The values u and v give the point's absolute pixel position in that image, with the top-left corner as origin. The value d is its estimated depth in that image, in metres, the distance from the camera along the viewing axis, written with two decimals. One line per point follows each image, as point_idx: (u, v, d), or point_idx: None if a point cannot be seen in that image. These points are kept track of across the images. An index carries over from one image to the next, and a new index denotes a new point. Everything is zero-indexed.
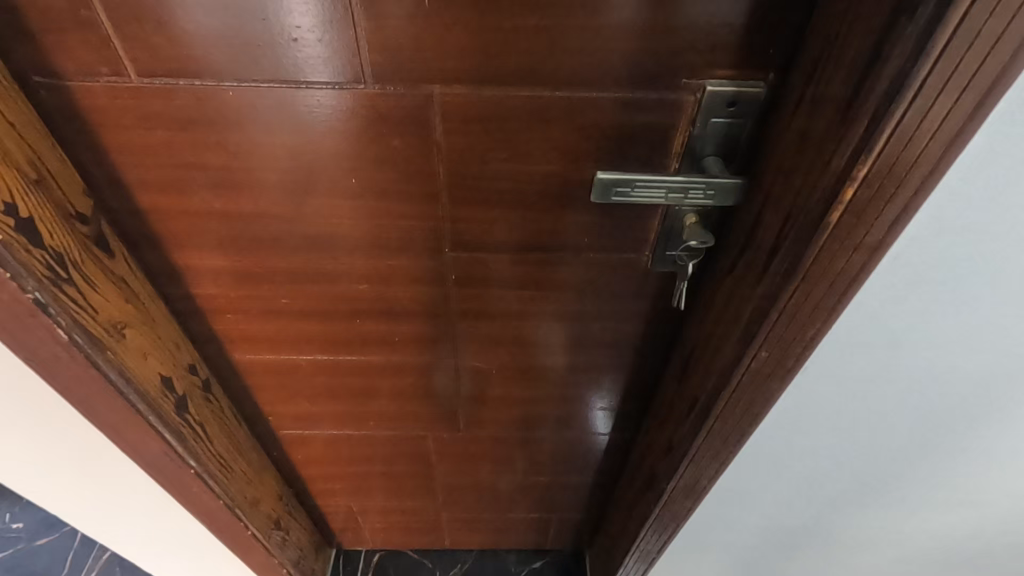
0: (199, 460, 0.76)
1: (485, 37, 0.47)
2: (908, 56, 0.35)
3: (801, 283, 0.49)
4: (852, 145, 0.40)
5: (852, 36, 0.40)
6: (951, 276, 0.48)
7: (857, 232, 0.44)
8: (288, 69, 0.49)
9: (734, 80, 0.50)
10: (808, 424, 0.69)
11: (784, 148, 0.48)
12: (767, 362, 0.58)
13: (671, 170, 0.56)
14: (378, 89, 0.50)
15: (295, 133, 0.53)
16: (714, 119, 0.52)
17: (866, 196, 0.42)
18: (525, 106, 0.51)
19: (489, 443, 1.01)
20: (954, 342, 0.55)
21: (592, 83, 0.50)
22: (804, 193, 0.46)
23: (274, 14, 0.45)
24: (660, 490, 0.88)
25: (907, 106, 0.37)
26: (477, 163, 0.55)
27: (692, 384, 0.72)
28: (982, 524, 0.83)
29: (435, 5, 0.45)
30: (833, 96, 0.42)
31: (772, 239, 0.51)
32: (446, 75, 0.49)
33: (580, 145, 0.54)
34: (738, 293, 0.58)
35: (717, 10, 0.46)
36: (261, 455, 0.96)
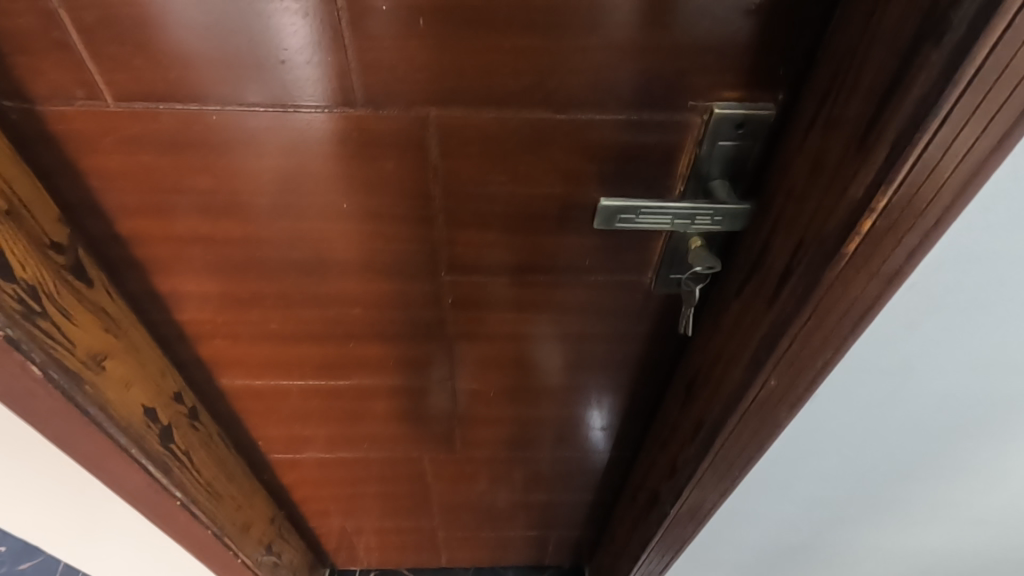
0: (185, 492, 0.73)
1: (485, 58, 0.44)
2: (934, 84, 0.34)
3: (813, 312, 0.47)
4: (872, 173, 0.39)
5: (871, 60, 0.38)
6: (967, 300, 0.46)
7: (873, 263, 0.42)
8: (276, 92, 0.46)
9: (742, 102, 0.48)
10: (815, 446, 0.68)
11: (795, 173, 0.46)
12: (776, 391, 0.56)
13: (676, 193, 0.54)
14: (370, 111, 0.48)
15: (284, 156, 0.50)
16: (721, 141, 0.50)
17: (884, 226, 0.40)
18: (525, 129, 0.49)
19: (487, 462, 0.98)
20: (967, 365, 0.53)
21: (594, 105, 0.48)
22: (817, 220, 0.44)
23: (261, 35, 0.43)
24: (663, 512, 0.86)
25: (930, 136, 0.35)
26: (474, 187, 0.53)
27: (696, 408, 0.70)
28: (989, 544, 0.82)
29: (430, 26, 0.43)
30: (849, 123, 0.40)
31: (781, 267, 0.49)
32: (442, 97, 0.47)
33: (581, 168, 0.52)
34: (745, 319, 0.56)
35: (725, 30, 0.44)
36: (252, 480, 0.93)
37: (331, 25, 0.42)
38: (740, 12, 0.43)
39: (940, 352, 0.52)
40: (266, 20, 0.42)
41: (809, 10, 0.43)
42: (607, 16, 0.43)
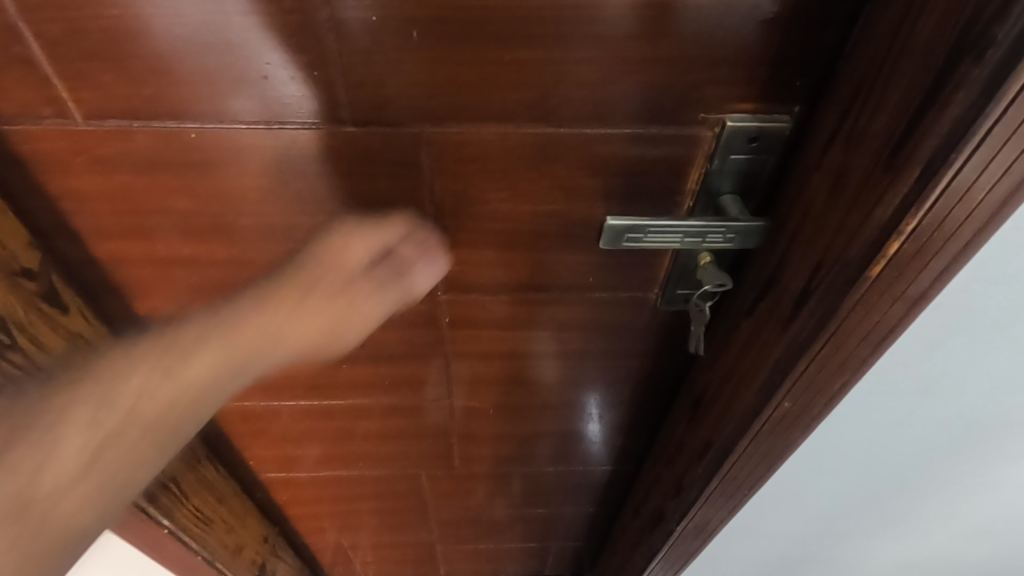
0: (60, 403, 0.48)
1: (482, 70, 0.42)
2: (973, 102, 0.31)
3: (833, 336, 0.45)
4: (900, 195, 0.36)
5: (899, 74, 0.35)
6: (989, 318, 0.44)
7: (897, 285, 0.40)
8: (259, 109, 0.43)
9: (756, 114, 0.45)
10: (826, 464, 0.66)
11: (814, 190, 0.44)
12: (788, 414, 0.54)
13: (684, 209, 0.52)
14: (360, 128, 0.45)
15: (269, 175, 0.47)
16: (733, 155, 0.47)
17: (911, 249, 0.38)
18: (527, 144, 0.46)
19: (486, 477, 0.96)
20: (986, 384, 0.51)
21: (600, 119, 0.45)
22: (838, 242, 0.42)
23: (241, 48, 0.40)
24: (668, 529, 0.83)
25: (966, 158, 0.33)
26: (472, 204, 0.50)
27: (703, 428, 0.67)
28: (998, 555, 0.80)
29: (425, 37, 0.40)
30: (874, 141, 0.38)
31: (798, 288, 0.47)
32: (438, 112, 0.44)
33: (585, 183, 0.49)
34: (757, 340, 0.53)
35: (739, 42, 0.41)
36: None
37: (317, 37, 0.39)
38: (753, 23, 0.40)
39: (964, 371, 0.50)
40: (247, 32, 0.39)
41: (829, 19, 0.40)
42: (615, 26, 0.40)
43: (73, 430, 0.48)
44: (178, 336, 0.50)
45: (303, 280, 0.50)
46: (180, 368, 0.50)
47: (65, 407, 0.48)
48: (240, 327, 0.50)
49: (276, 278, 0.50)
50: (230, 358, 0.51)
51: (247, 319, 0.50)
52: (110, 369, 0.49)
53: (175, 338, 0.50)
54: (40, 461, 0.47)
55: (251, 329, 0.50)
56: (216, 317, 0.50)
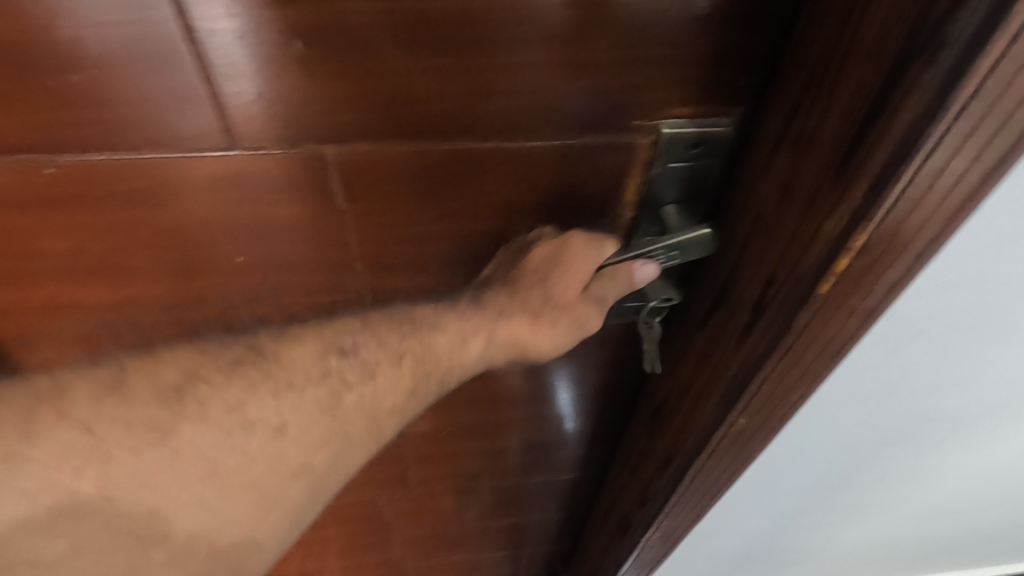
0: (375, 362, 0.44)
1: (386, 81, 0.37)
2: (926, 109, 0.28)
3: (786, 354, 0.42)
4: (850, 209, 0.33)
5: (847, 76, 0.32)
6: (947, 322, 0.42)
7: (851, 299, 0.38)
8: (131, 136, 0.38)
9: (695, 119, 0.42)
10: (790, 468, 0.64)
11: (762, 197, 0.40)
12: (747, 428, 0.52)
13: (625, 221, 0.48)
14: (253, 151, 0.40)
15: (156, 207, 0.42)
16: (672, 163, 0.44)
17: (863, 264, 0.35)
18: (450, 163, 0.42)
19: (450, 494, 0.92)
20: (944, 382, 0.50)
21: (526, 131, 0.41)
22: (788, 258, 0.39)
23: (95, 67, 0.34)
24: (634, 538, 0.81)
25: (917, 167, 0.30)
26: (397, 227, 0.46)
27: (663, 440, 0.64)
28: (953, 521, 0.81)
29: (315, 48, 0.35)
30: (821, 147, 0.34)
31: (750, 303, 0.44)
32: (342, 132, 0.39)
33: (517, 200, 0.45)
34: (711, 355, 0.50)
35: (670, 42, 0.37)
36: (144, 433, 0.36)
37: (183, 49, 0.34)
38: (684, 21, 0.36)
39: (926, 372, 0.48)
40: (100, 46, 0.33)
41: (769, 15, 0.37)
42: (532, 30, 0.35)
43: (325, 401, 0.42)
44: (467, 319, 0.47)
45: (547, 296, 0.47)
46: (460, 349, 0.47)
47: (335, 399, 0.43)
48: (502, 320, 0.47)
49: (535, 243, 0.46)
50: (488, 351, 0.48)
51: (501, 316, 0.47)
52: (416, 336, 0.45)
53: (462, 317, 0.47)
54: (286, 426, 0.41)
55: (507, 332, 0.48)
56: (485, 303, 0.48)
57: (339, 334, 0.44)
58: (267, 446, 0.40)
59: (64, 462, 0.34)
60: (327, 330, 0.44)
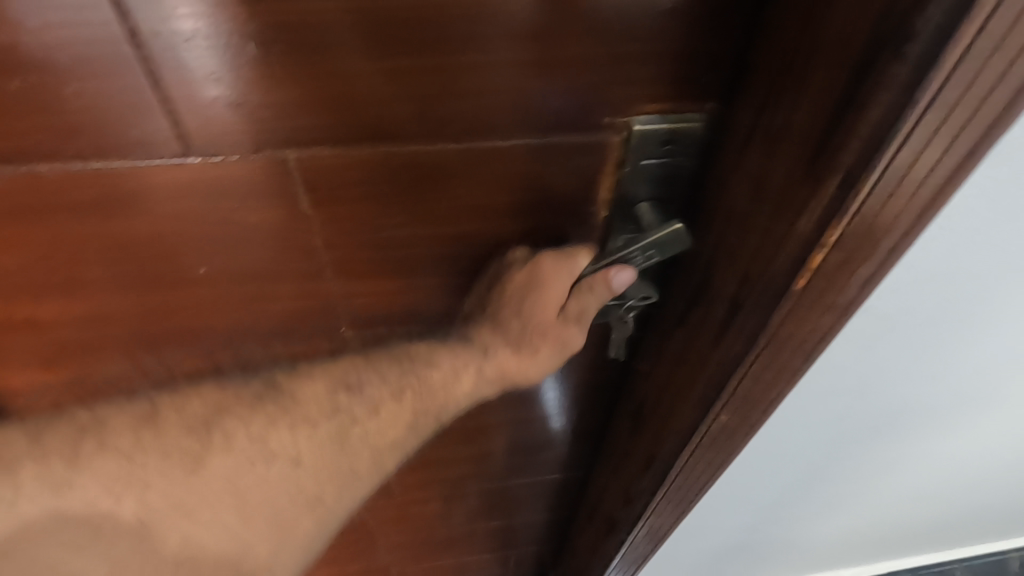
0: (377, 398, 0.47)
1: (346, 82, 0.35)
2: (895, 102, 0.27)
3: (762, 351, 0.42)
4: (822, 205, 0.33)
5: (816, 69, 0.31)
6: (918, 317, 0.43)
7: (826, 295, 0.38)
8: (80, 145, 0.36)
9: (666, 115, 0.41)
10: (770, 466, 0.64)
11: (736, 194, 0.40)
12: (728, 423, 0.51)
13: (599, 219, 0.47)
14: (210, 158, 0.38)
15: (111, 218, 0.40)
16: (644, 159, 0.43)
17: (837, 259, 0.35)
18: (419, 167, 0.41)
19: (435, 499, 0.91)
20: (915, 372, 0.50)
21: (493, 130, 0.40)
22: (760, 254, 0.38)
23: (35, 74, 0.32)
24: (621, 537, 0.80)
25: (888, 161, 0.29)
26: (365, 231, 0.45)
27: (644, 442, 0.64)
28: (930, 502, 0.83)
29: (270, 49, 0.33)
30: (792, 143, 0.34)
31: (726, 303, 0.43)
32: (303, 136, 0.38)
33: (487, 202, 0.44)
34: (689, 354, 0.50)
35: (638, 38, 0.36)
36: (177, 460, 0.43)
37: (130, 54, 0.32)
38: (650, 16, 0.36)
39: (898, 363, 0.48)
40: (39, 52, 0.31)
41: (738, 10, 0.36)
42: (495, 27, 0.34)
43: (334, 434, 0.46)
44: (458, 354, 0.48)
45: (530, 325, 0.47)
46: (452, 385, 0.48)
47: (343, 433, 0.46)
48: (490, 356, 0.48)
49: (508, 268, 0.47)
50: (480, 387, 0.49)
51: (487, 353, 0.48)
52: (412, 373, 0.48)
53: (456, 352, 0.48)
54: (299, 456, 0.46)
55: (495, 368, 0.49)
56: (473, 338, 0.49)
57: (345, 372, 0.47)
58: (286, 473, 0.45)
59: (108, 486, 0.42)
60: (335, 369, 0.48)
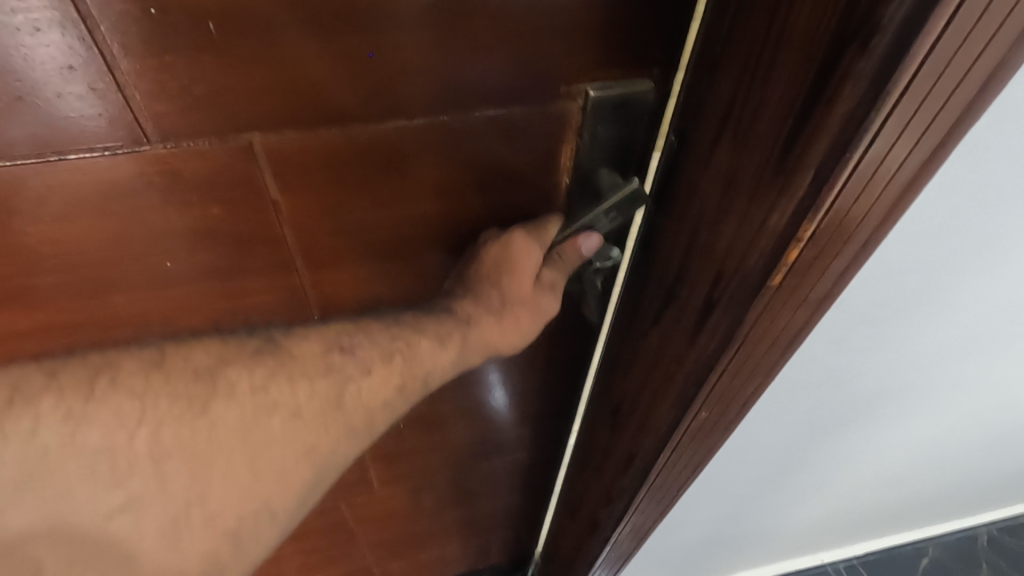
0: (369, 359, 0.46)
1: (306, 64, 0.36)
2: (862, 101, 0.28)
3: (741, 345, 0.43)
4: (796, 200, 0.34)
5: (781, 66, 0.32)
6: (883, 307, 0.46)
7: (800, 289, 0.39)
8: (29, 140, 0.35)
9: (618, 81, 0.43)
10: (747, 453, 0.67)
11: (707, 193, 0.41)
12: (707, 419, 0.53)
13: (563, 189, 0.49)
14: (170, 148, 0.38)
15: (68, 216, 0.40)
16: (601, 126, 0.45)
17: (811, 254, 0.36)
18: (383, 151, 0.42)
19: (413, 490, 0.91)
20: (880, 357, 0.54)
21: (453, 104, 0.41)
22: (735, 250, 0.39)
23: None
24: (605, 535, 0.80)
25: (861, 155, 0.30)
26: (332, 216, 0.45)
27: (623, 441, 0.65)
28: (888, 466, 0.87)
29: (226, 31, 0.33)
30: (761, 141, 0.35)
31: (699, 302, 0.45)
32: (265, 120, 0.38)
33: (451, 179, 0.45)
34: (663, 354, 0.51)
35: (588, 9, 0.38)
36: (185, 406, 0.42)
37: (75, 40, 0.32)
38: None
39: (867, 352, 0.52)
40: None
41: None
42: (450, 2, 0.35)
43: (331, 395, 0.46)
44: (442, 320, 0.49)
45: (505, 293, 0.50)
46: (438, 348, 0.49)
47: (339, 392, 0.46)
48: (472, 321, 0.50)
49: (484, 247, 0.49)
50: (464, 356, 0.50)
51: (469, 319, 0.50)
52: (400, 337, 0.48)
53: (440, 320, 0.49)
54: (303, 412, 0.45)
55: (477, 333, 0.50)
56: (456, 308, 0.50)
57: (338, 333, 0.47)
58: (287, 425, 0.45)
59: (121, 424, 0.41)
60: (330, 330, 0.47)
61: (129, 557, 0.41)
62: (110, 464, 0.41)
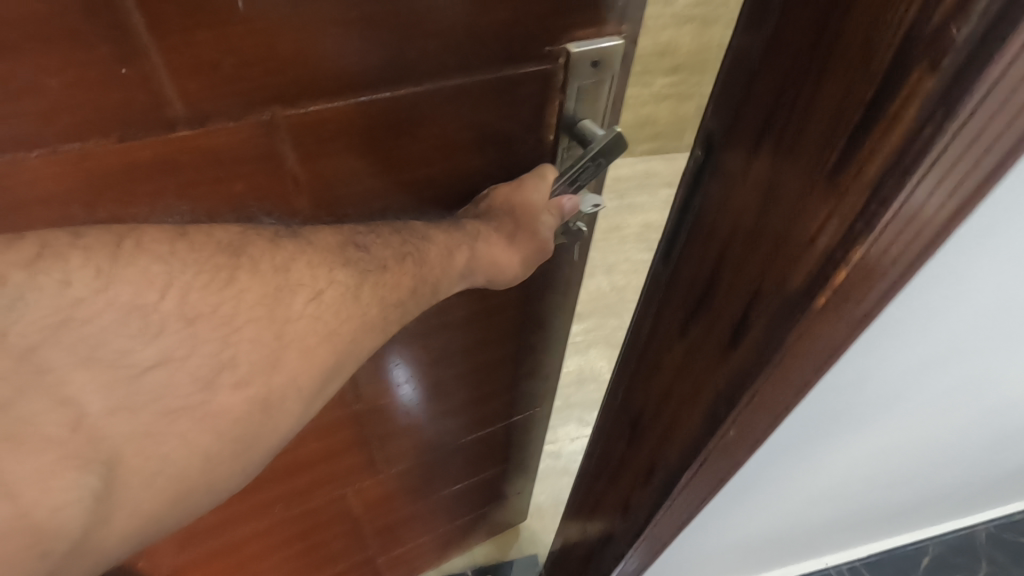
0: (384, 258, 0.46)
1: (329, 36, 0.38)
2: (926, 120, 0.27)
3: (776, 368, 0.41)
4: (846, 217, 0.32)
5: (834, 78, 0.31)
6: (904, 318, 0.46)
7: (841, 313, 0.37)
8: (56, 126, 0.35)
9: (595, 39, 0.47)
10: (765, 458, 0.66)
11: (745, 208, 0.40)
12: (734, 439, 0.49)
13: (548, 143, 0.54)
14: (201, 130, 0.39)
15: (104, 204, 0.40)
16: (584, 82, 0.49)
17: (857, 276, 0.34)
18: (396, 118, 0.44)
19: (417, 470, 0.91)
20: (901, 364, 0.53)
21: (465, 65, 0.43)
22: (776, 270, 0.38)
23: (5, 39, 0.31)
24: (617, 552, 0.78)
25: (919, 177, 0.29)
26: (344, 187, 0.47)
27: (646, 448, 0.64)
28: (899, 466, 0.84)
29: (258, 8, 0.35)
30: (810, 157, 0.34)
31: (736, 314, 0.43)
32: (290, 93, 0.40)
33: (458, 138, 0.48)
34: (693, 365, 0.50)
35: None
36: (212, 272, 0.39)
37: (114, 12, 0.32)
38: None
39: (889, 360, 0.52)
40: (9, 12, 0.31)
41: None
42: None
43: (344, 281, 0.44)
44: (459, 226, 0.52)
45: (511, 219, 0.52)
46: (449, 249, 0.51)
47: (359, 281, 0.45)
48: (482, 233, 0.52)
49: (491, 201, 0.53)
50: (472, 265, 0.53)
51: (478, 234, 0.52)
52: (407, 241, 0.48)
53: (453, 227, 0.51)
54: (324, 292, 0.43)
55: (485, 245, 0.53)
56: (462, 223, 0.52)
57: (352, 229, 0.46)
58: (308, 307, 0.42)
59: (146, 281, 0.36)
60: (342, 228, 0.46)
61: (170, 416, 0.37)
62: (141, 320, 0.36)
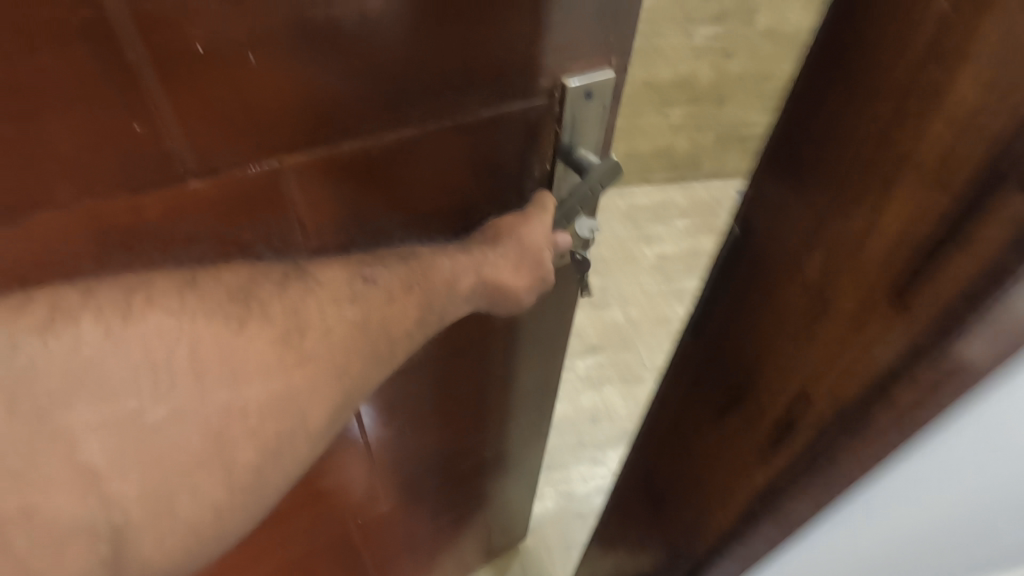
0: (392, 288, 0.45)
1: (333, 84, 0.39)
2: (1002, 254, 0.27)
3: (829, 471, 0.41)
4: (914, 335, 0.33)
5: (898, 196, 0.31)
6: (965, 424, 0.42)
7: (903, 431, 0.37)
8: (61, 184, 0.36)
9: (585, 71, 0.48)
10: (819, 559, 0.60)
11: (793, 309, 0.41)
12: (773, 536, 0.50)
13: (545, 172, 0.54)
14: (211, 180, 0.40)
15: (112, 257, 0.40)
16: (576, 114, 0.50)
17: (919, 395, 0.35)
18: (399, 153, 0.45)
19: (427, 497, 0.90)
20: (969, 464, 0.48)
21: (467, 101, 0.44)
22: (833, 376, 0.38)
23: (20, 108, 0.32)
24: None
25: (993, 308, 0.29)
26: (350, 220, 0.48)
27: (672, 525, 0.63)
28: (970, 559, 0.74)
29: (265, 62, 0.36)
30: (869, 269, 0.34)
31: (784, 413, 0.44)
32: (296, 139, 0.41)
33: (460, 169, 0.49)
34: (733, 456, 0.50)
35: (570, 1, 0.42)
36: (222, 321, 0.38)
37: (126, 74, 0.33)
38: None
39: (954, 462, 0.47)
40: (20, 77, 0.31)
41: None
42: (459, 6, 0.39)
43: (352, 314, 0.43)
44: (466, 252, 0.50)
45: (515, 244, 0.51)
46: (455, 280, 0.49)
47: (368, 312, 0.44)
48: (490, 259, 0.51)
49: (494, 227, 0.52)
50: (480, 293, 0.51)
51: (484, 259, 0.50)
52: (413, 271, 0.47)
53: (462, 251, 0.50)
54: (332, 326, 0.42)
55: (493, 271, 0.51)
56: (471, 245, 0.51)
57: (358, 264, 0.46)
58: (318, 346, 0.41)
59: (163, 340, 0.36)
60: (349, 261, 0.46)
61: (181, 470, 0.36)
62: (151, 378, 0.36)
